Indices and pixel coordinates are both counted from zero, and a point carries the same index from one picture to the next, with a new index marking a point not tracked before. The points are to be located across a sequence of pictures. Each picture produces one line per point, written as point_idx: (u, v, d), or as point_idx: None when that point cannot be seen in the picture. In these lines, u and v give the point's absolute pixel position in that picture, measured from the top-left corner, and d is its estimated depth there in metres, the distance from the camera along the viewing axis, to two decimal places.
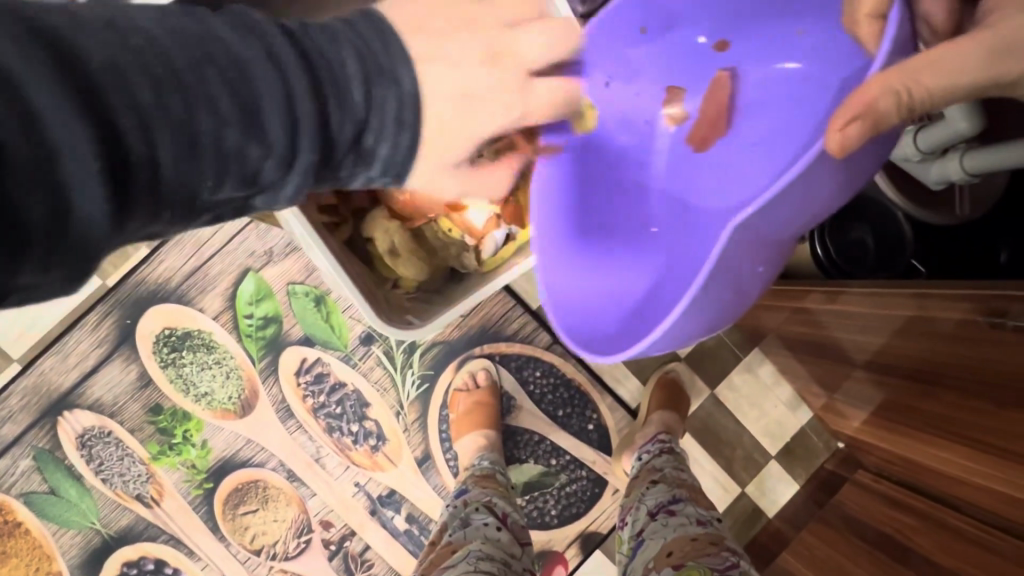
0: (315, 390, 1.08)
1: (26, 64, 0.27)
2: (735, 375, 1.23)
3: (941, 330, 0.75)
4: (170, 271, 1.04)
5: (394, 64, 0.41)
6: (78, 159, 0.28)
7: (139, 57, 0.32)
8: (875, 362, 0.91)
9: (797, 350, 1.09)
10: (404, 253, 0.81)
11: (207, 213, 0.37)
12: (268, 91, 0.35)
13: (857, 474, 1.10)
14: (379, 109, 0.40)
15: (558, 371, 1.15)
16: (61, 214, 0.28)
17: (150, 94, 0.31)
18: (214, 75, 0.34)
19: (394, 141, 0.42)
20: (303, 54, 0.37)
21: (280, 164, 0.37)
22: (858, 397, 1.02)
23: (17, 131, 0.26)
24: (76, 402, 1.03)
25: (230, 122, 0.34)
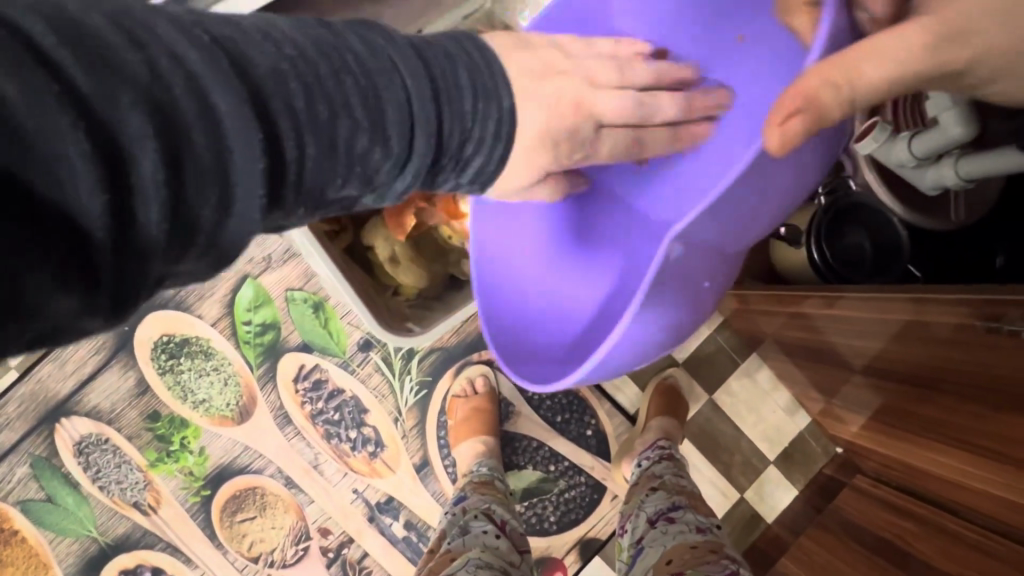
0: (313, 397, 1.08)
1: (210, 71, 0.31)
2: (733, 380, 1.23)
3: (938, 335, 0.75)
4: None
5: (497, 86, 0.45)
6: (245, 157, 0.32)
7: (296, 64, 0.35)
8: (873, 366, 0.91)
9: (794, 355, 1.10)
10: (403, 259, 0.81)
11: (324, 208, 0.40)
12: (392, 99, 0.39)
13: (856, 479, 1.10)
14: (481, 122, 0.44)
15: None
16: (220, 207, 0.32)
17: (304, 98, 0.35)
18: (352, 84, 0.37)
19: (489, 152, 0.46)
20: (426, 68, 0.41)
21: (395, 165, 0.41)
22: (856, 402, 1.02)
23: (200, 129, 0.30)
24: (73, 409, 1.03)
25: (364, 127, 0.38)
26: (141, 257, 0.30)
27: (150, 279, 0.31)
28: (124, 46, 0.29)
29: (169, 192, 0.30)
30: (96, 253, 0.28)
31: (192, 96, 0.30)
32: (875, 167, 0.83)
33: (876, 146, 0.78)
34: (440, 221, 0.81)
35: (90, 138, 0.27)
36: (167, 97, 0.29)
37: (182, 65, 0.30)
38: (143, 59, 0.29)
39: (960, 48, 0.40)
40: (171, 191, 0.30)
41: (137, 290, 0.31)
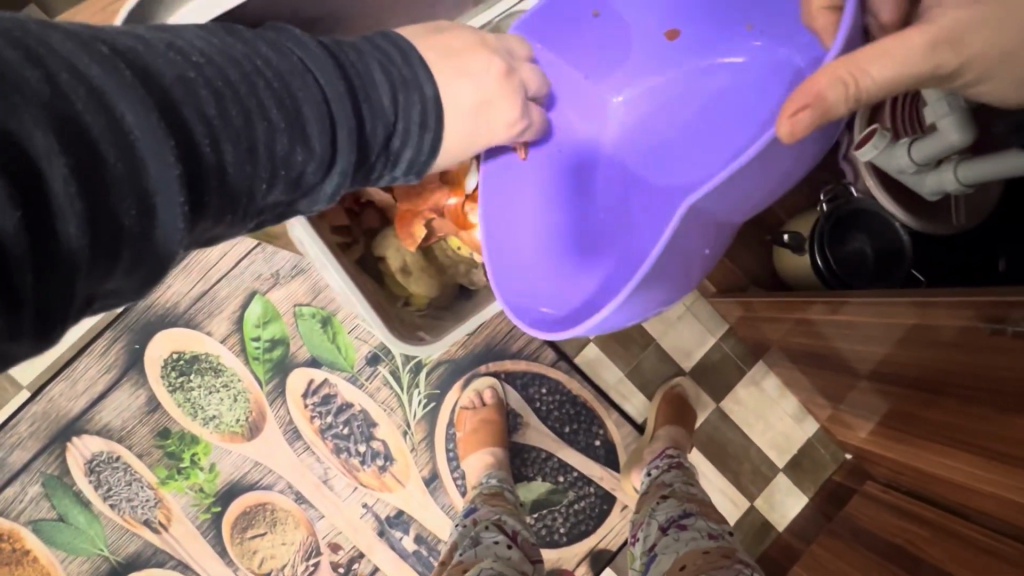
0: (321, 411, 1.08)
1: (113, 83, 0.32)
2: (740, 388, 1.23)
3: (942, 338, 0.76)
4: (178, 295, 1.05)
5: (415, 78, 0.49)
6: (159, 164, 0.33)
7: (204, 72, 0.37)
8: (879, 371, 0.92)
9: (800, 361, 1.10)
10: (415, 270, 0.83)
11: (256, 215, 0.43)
12: (308, 99, 0.42)
13: (865, 485, 1.10)
14: (405, 115, 0.48)
15: (564, 388, 1.15)
16: (143, 216, 0.33)
17: (215, 105, 0.37)
18: (265, 88, 0.40)
19: (417, 143, 0.50)
20: (341, 70, 0.45)
21: (320, 166, 0.44)
22: (864, 408, 1.03)
23: (109, 141, 0.31)
24: (85, 427, 1.03)
25: (282, 128, 0.41)
26: (65, 272, 0.30)
27: (78, 296, 0.32)
28: (22, 63, 0.30)
29: (87, 204, 0.30)
30: (16, 271, 0.28)
31: (97, 107, 0.31)
32: (875, 172, 0.84)
33: (876, 152, 0.79)
34: (449, 231, 0.81)
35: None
36: (71, 111, 0.30)
37: (81, 77, 0.31)
38: (44, 76, 0.30)
39: (952, 53, 0.44)
40: (87, 203, 0.30)
41: (65, 306, 0.31)
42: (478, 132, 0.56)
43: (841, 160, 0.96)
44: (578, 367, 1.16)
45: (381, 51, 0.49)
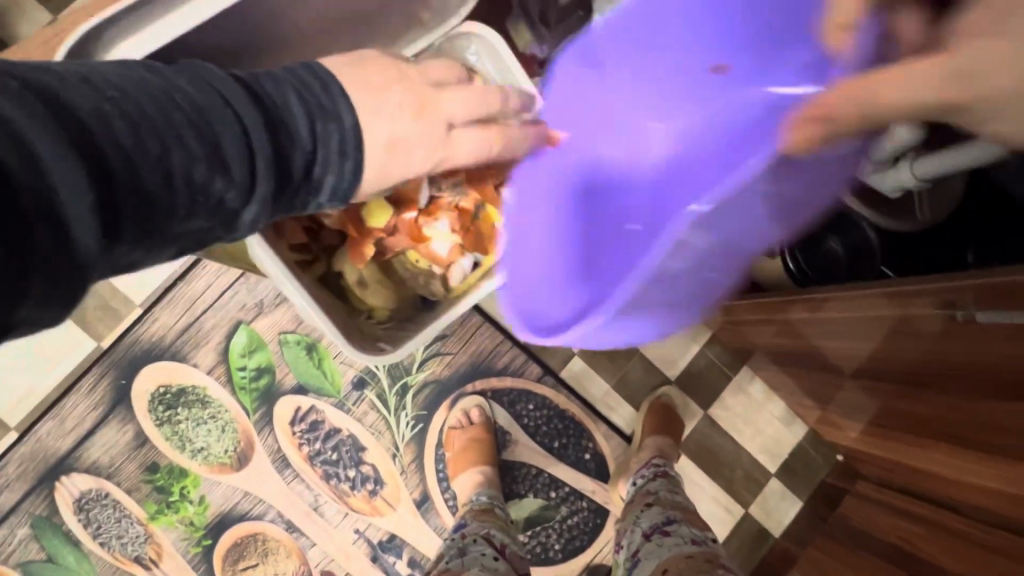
0: (310, 438, 1.08)
1: (25, 116, 0.33)
2: (727, 394, 1.23)
3: (924, 332, 0.76)
4: (164, 328, 1.06)
5: (335, 110, 0.52)
6: (75, 191, 0.34)
7: (120, 106, 0.39)
8: (863, 369, 0.93)
9: (785, 365, 1.11)
10: (371, 283, 0.85)
11: (174, 243, 0.43)
12: (225, 131, 0.43)
13: (857, 485, 1.10)
14: (323, 146, 0.51)
15: (551, 403, 1.16)
16: (57, 243, 0.33)
17: (130, 135, 0.38)
18: (183, 119, 0.41)
19: (338, 169, 0.53)
20: (258, 103, 0.46)
21: (240, 193, 0.45)
22: (851, 407, 1.03)
23: (25, 169, 0.32)
24: (73, 466, 1.03)
25: (201, 158, 0.42)
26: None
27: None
28: None
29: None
30: None
31: (11, 136, 0.32)
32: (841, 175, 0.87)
33: None
34: (406, 245, 0.85)
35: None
36: None
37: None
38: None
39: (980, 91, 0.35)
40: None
41: None
42: (385, 167, 0.57)
43: None
44: (564, 381, 1.16)
45: (302, 85, 0.51)
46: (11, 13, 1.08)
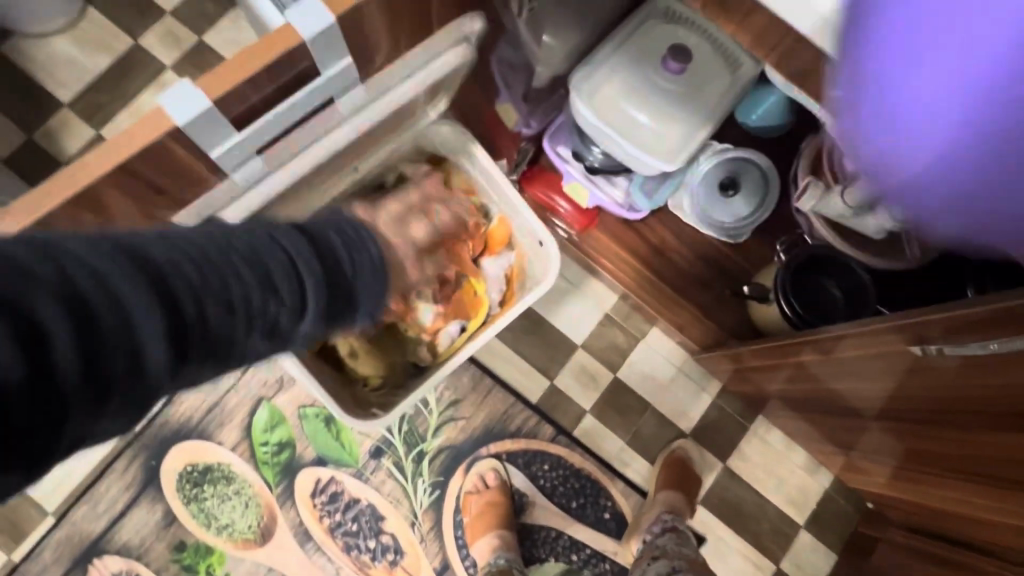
0: (331, 509, 1.11)
1: (112, 267, 0.40)
2: (745, 445, 1.21)
3: (948, 368, 0.72)
4: (191, 409, 1.11)
5: (367, 238, 0.57)
6: (145, 324, 0.41)
7: (188, 251, 0.44)
8: (887, 411, 0.90)
9: (802, 411, 1.10)
10: (362, 352, 0.91)
11: (239, 358, 0.50)
12: (278, 265, 0.49)
13: (889, 532, 1.07)
14: (361, 269, 0.56)
15: (566, 463, 1.16)
16: (128, 367, 0.41)
17: (196, 274, 0.44)
18: (240, 258, 0.47)
19: (376, 290, 0.58)
20: (305, 238, 0.53)
21: (293, 314, 0.51)
22: (875, 451, 1.01)
23: (107, 313, 0.39)
24: (105, 548, 1.07)
25: (255, 288, 0.47)
26: (54, 420, 0.38)
27: (65, 437, 0.39)
28: (32, 258, 0.37)
29: (77, 367, 0.38)
30: (15, 409, 0.36)
31: (97, 286, 0.39)
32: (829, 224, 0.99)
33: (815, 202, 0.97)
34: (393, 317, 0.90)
35: (11, 325, 0.35)
36: (76, 291, 0.38)
37: (88, 267, 0.39)
38: (54, 267, 0.38)
39: None
40: (81, 363, 0.38)
41: (55, 444, 0.39)
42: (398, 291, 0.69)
43: (797, 214, 1.05)
44: (578, 439, 1.17)
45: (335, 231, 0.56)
46: (60, 130, 1.21)
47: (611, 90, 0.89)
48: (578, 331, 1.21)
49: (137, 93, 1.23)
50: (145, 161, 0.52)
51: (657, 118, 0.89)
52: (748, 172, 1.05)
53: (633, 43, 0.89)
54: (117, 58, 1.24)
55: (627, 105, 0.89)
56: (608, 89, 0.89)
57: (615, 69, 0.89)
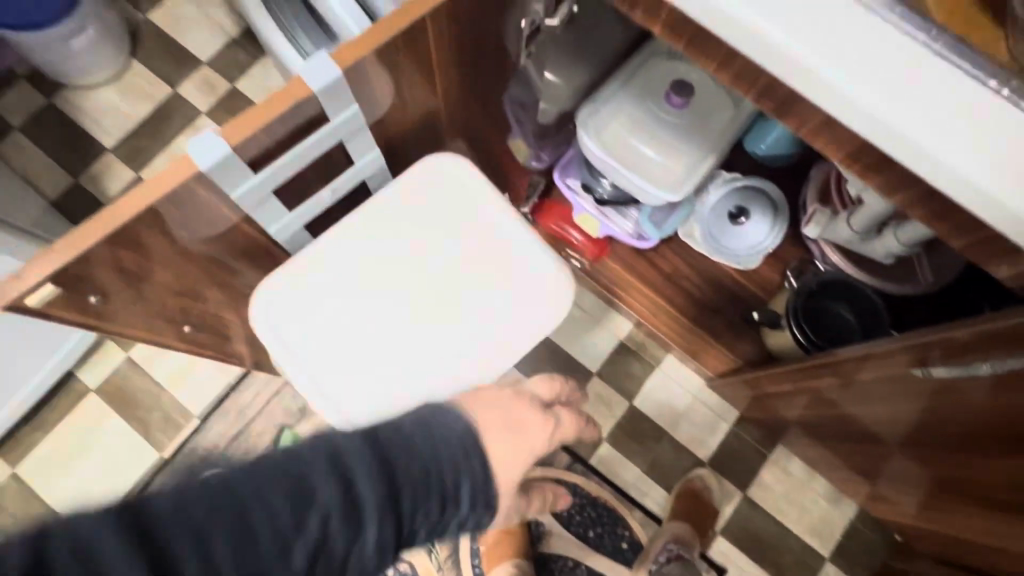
0: None
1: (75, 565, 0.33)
2: (765, 473, 1.20)
3: (970, 392, 0.70)
4: (218, 437, 1.15)
5: (448, 416, 0.52)
6: None
7: (198, 509, 0.38)
8: (908, 436, 0.87)
9: (822, 438, 1.08)
10: None
11: None
12: (323, 491, 0.42)
13: (917, 565, 1.04)
14: (443, 461, 0.49)
15: (582, 491, 1.16)
16: None
17: (199, 531, 0.38)
18: (269, 496, 0.40)
19: (466, 470, 0.50)
20: (373, 445, 0.46)
21: (349, 544, 0.42)
22: (901, 480, 0.98)
23: None
24: None
25: (287, 524, 0.40)
26: None
27: None
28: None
29: None
30: None
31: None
32: (837, 249, 1.01)
33: (822, 228, 0.99)
34: None
35: None
36: None
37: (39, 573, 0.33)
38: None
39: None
40: None
41: None
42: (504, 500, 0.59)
43: (804, 241, 1.07)
44: (594, 467, 1.18)
45: (431, 436, 0.50)
46: (103, 173, 1.30)
47: (616, 124, 0.92)
48: (593, 358, 1.22)
49: (175, 137, 1.32)
50: (173, 204, 0.56)
51: (661, 150, 0.92)
52: (757, 200, 1.07)
53: (638, 81, 0.92)
54: (158, 105, 1.33)
55: (631, 139, 0.92)
56: (614, 125, 0.92)
57: (620, 104, 0.93)
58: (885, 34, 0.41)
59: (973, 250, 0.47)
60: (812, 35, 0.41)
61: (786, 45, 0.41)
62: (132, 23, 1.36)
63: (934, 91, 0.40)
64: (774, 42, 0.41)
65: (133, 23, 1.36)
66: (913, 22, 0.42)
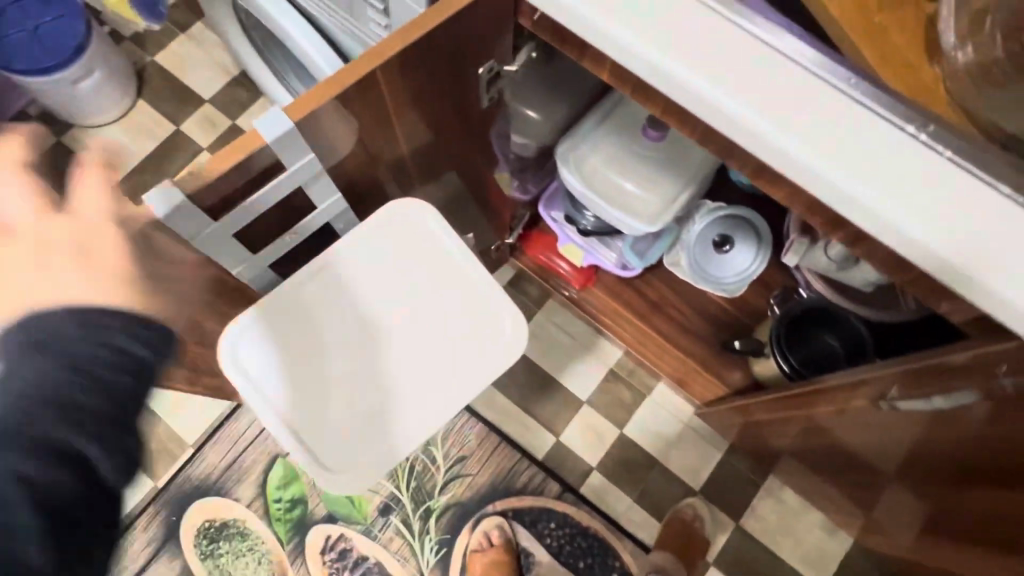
0: (339, 567, 1.13)
1: None
2: (758, 503, 1.18)
3: (970, 423, 0.67)
4: (212, 466, 1.16)
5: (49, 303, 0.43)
6: None
7: None
8: (907, 467, 0.84)
9: (813, 468, 1.07)
10: None
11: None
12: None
13: None
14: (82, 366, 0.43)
15: (573, 521, 1.16)
16: None
17: None
18: None
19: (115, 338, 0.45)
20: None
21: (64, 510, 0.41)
22: (895, 512, 0.96)
23: None
24: None
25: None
26: None
27: None
28: None
29: None
30: None
31: None
32: (821, 278, 1.01)
33: (802, 257, 0.99)
34: None
35: None
36: None
37: None
38: None
39: None
40: None
41: None
42: None
43: (791, 268, 1.07)
44: (584, 497, 1.17)
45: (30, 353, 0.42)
46: None
47: (596, 160, 0.94)
48: (583, 387, 1.22)
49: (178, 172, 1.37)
50: None
51: (641, 184, 0.94)
52: (741, 227, 1.07)
53: (614, 119, 0.95)
54: (162, 141, 1.38)
55: (610, 173, 0.94)
56: (594, 160, 0.94)
57: (600, 139, 0.94)
58: (807, 84, 0.43)
59: (923, 290, 0.47)
60: (739, 86, 0.43)
61: (748, 115, 0.43)
62: (139, 65, 1.42)
63: (882, 153, 0.42)
64: (705, 97, 0.44)
65: (140, 64, 1.42)
66: (837, 72, 0.43)
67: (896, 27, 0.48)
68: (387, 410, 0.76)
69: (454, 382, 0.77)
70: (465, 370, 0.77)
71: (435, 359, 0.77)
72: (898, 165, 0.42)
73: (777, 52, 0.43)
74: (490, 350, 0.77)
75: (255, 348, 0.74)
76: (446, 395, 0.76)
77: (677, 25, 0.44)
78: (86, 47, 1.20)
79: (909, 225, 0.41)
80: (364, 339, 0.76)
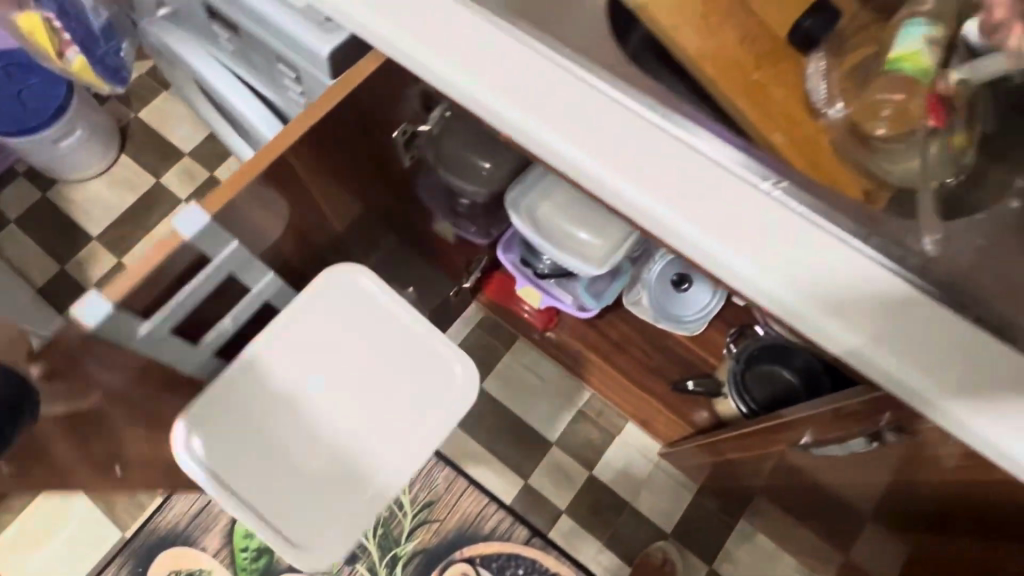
0: None
1: None
2: (730, 546, 1.16)
3: (948, 461, 0.60)
4: (179, 515, 1.16)
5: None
6: None
7: None
8: (885, 506, 0.78)
9: (781, 511, 1.06)
10: None
11: None
12: None
13: None
14: None
15: (541, 567, 1.14)
16: None
17: None
18: None
19: None
20: None
21: None
22: (862, 557, 0.94)
23: None
24: None
25: None
26: None
27: None
28: None
29: None
30: None
31: None
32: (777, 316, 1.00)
33: None
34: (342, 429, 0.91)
35: None
36: None
37: None
38: None
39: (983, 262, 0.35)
40: None
41: None
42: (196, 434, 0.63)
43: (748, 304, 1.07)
44: (553, 542, 1.16)
45: None
46: (88, 261, 1.39)
47: (547, 210, 0.95)
48: (551, 428, 1.22)
49: (158, 224, 1.41)
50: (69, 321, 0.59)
51: (592, 232, 0.94)
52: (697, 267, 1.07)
53: None
54: (142, 195, 1.43)
55: (562, 223, 0.95)
56: (544, 208, 0.94)
57: (548, 189, 0.95)
58: (670, 149, 0.46)
59: None
60: (613, 158, 0.46)
61: (625, 190, 0.46)
62: (123, 121, 1.48)
63: (748, 216, 0.44)
64: (587, 172, 0.46)
65: (123, 121, 1.47)
66: (708, 141, 0.46)
67: (775, 83, 0.53)
68: (357, 469, 0.79)
69: (419, 426, 0.80)
70: (427, 418, 0.80)
71: (395, 411, 0.80)
72: (765, 225, 0.44)
73: (648, 122, 0.47)
74: (446, 391, 0.81)
75: (213, 437, 0.76)
76: (416, 443, 0.80)
77: (554, 97, 0.48)
78: (67, 107, 1.26)
79: (768, 283, 0.43)
80: (322, 408, 0.79)
